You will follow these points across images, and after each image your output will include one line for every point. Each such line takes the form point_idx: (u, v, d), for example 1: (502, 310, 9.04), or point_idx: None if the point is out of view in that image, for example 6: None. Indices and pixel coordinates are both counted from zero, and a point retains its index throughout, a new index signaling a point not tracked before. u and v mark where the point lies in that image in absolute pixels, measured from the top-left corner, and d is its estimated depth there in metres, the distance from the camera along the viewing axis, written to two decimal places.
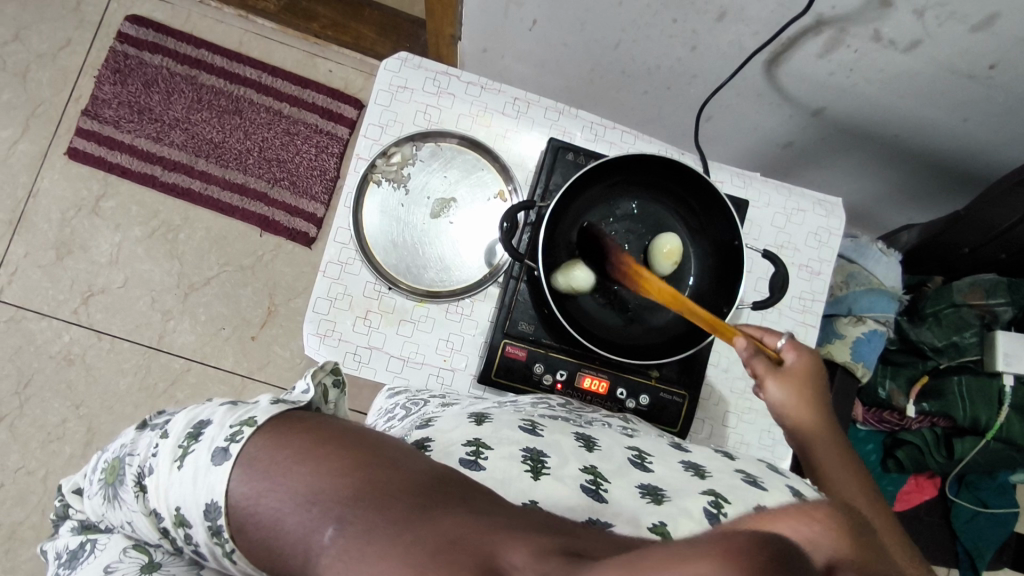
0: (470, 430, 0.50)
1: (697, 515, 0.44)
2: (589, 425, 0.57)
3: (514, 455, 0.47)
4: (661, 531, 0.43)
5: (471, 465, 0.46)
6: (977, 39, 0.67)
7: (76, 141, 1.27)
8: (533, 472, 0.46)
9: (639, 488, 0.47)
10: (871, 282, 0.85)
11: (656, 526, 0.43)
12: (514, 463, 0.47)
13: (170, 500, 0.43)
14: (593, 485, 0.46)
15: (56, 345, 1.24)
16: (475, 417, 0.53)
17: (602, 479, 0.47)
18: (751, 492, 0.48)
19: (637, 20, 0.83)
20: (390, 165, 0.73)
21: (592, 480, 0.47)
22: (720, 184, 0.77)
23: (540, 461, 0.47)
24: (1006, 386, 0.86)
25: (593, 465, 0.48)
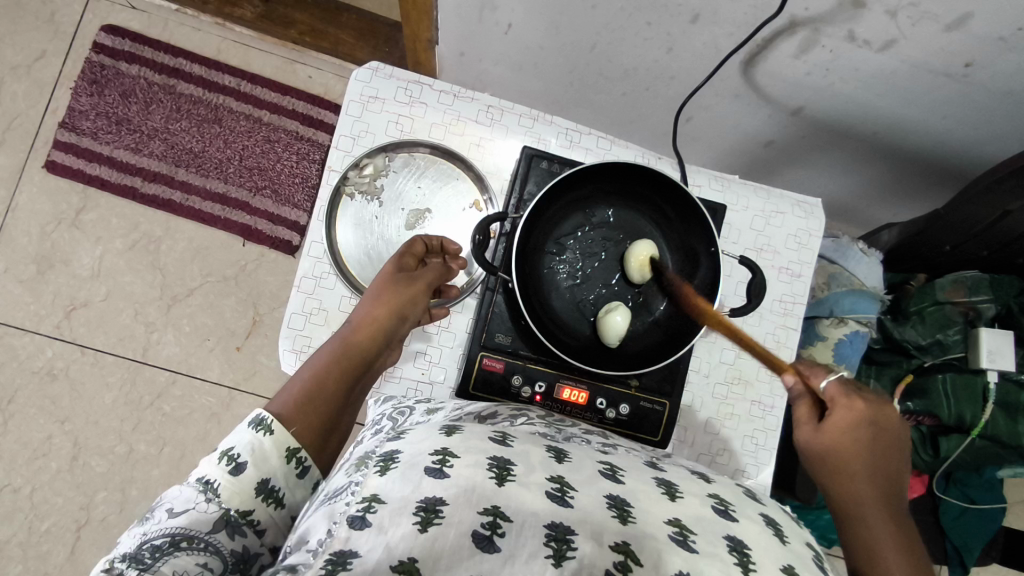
0: (439, 440, 0.47)
1: (662, 539, 0.43)
2: (566, 441, 0.57)
3: (479, 462, 0.45)
4: (624, 550, 0.42)
5: (436, 473, 0.43)
6: (952, 38, 0.66)
7: (53, 154, 1.26)
8: (498, 478, 0.44)
9: (606, 499, 0.46)
10: (852, 283, 0.84)
11: (618, 545, 0.42)
12: (479, 470, 0.44)
13: (178, 500, 0.51)
14: (559, 492, 0.45)
15: (40, 361, 1.23)
16: (447, 428, 0.50)
17: (569, 487, 0.46)
18: (721, 522, 0.46)
19: (613, 23, 0.82)
20: (362, 177, 0.72)
21: (558, 487, 0.45)
22: (697, 189, 0.76)
23: (506, 468, 0.45)
24: (990, 382, 0.85)
25: (561, 475, 0.47)
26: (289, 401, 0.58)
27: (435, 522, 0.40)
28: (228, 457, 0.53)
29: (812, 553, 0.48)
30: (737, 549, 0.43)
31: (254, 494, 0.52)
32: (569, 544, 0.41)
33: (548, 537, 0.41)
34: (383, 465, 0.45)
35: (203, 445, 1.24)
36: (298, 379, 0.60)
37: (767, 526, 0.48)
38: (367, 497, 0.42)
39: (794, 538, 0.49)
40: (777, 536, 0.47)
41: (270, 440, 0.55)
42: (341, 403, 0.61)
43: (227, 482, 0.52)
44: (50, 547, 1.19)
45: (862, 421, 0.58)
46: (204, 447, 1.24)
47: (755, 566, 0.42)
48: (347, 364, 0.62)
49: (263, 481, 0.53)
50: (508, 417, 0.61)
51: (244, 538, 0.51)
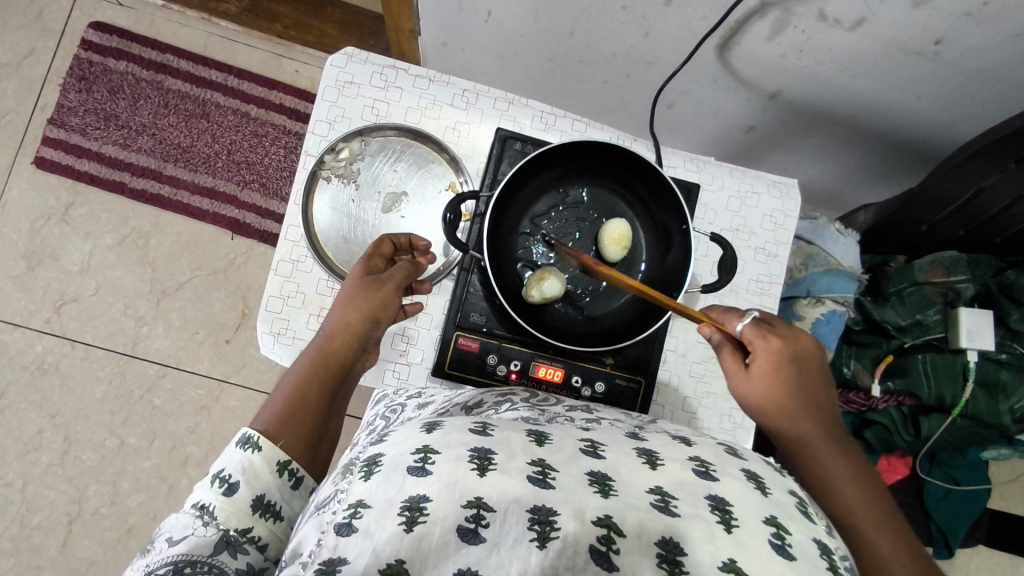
0: (421, 438, 0.43)
1: (644, 508, 0.40)
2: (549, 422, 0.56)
3: (460, 455, 0.41)
4: (606, 523, 0.39)
5: (418, 471, 0.40)
6: (920, 14, 0.67)
7: (43, 150, 1.27)
8: (479, 469, 0.40)
9: (588, 475, 0.42)
10: (829, 263, 0.85)
11: (600, 519, 0.39)
12: (460, 464, 0.40)
13: (177, 528, 0.51)
14: (540, 475, 0.41)
15: (30, 356, 1.24)
16: (427, 426, 0.46)
17: (550, 468, 0.42)
18: (701, 483, 0.43)
19: (588, 9, 0.82)
20: (339, 161, 0.72)
21: (538, 470, 0.41)
22: (673, 170, 0.76)
23: (487, 458, 0.41)
24: (970, 362, 0.86)
25: (541, 457, 0.43)
26: (273, 416, 0.59)
27: (420, 521, 0.37)
28: (221, 479, 0.53)
29: (795, 500, 0.46)
30: (718, 508, 0.41)
31: (250, 511, 0.52)
32: (552, 525, 0.38)
33: (530, 521, 0.38)
34: (366, 470, 0.42)
35: (193, 437, 1.25)
36: (281, 393, 0.61)
37: (748, 480, 0.45)
38: (353, 503, 0.39)
39: (776, 487, 0.46)
40: (758, 489, 0.44)
41: (260, 455, 0.55)
42: (324, 411, 0.61)
43: (222, 504, 0.52)
44: (43, 540, 1.19)
45: (781, 357, 0.59)
46: (195, 439, 1.25)
47: (737, 523, 0.40)
48: (325, 375, 0.62)
49: (258, 497, 0.53)
50: (494, 403, 0.61)
51: (247, 555, 0.51)
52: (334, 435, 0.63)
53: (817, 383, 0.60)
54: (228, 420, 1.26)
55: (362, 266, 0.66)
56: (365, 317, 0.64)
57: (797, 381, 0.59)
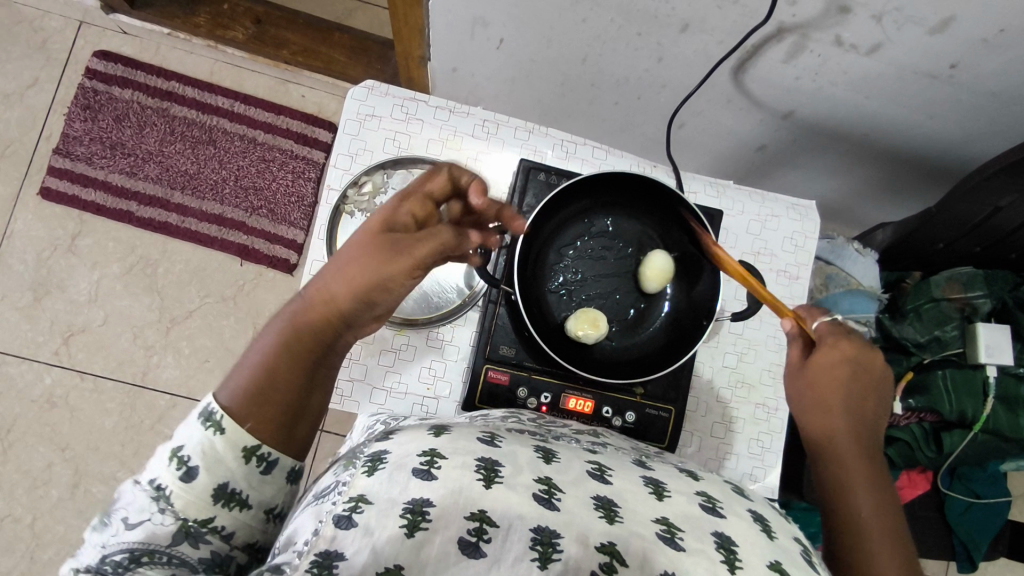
0: (427, 439, 0.43)
1: (649, 538, 0.40)
2: (554, 439, 0.55)
3: (467, 464, 0.41)
4: (609, 550, 0.40)
5: (423, 474, 0.40)
6: (936, 40, 0.68)
7: (48, 180, 1.26)
8: (486, 480, 0.40)
9: (593, 500, 0.42)
10: (850, 283, 0.86)
11: (604, 546, 0.40)
12: (467, 472, 0.40)
13: (132, 508, 0.45)
14: (546, 494, 0.41)
15: (38, 389, 1.22)
16: (434, 428, 0.47)
17: (556, 489, 0.42)
18: (709, 517, 0.43)
19: (603, 35, 0.83)
20: (361, 195, 0.72)
21: (545, 490, 0.41)
22: (694, 196, 0.77)
23: (494, 470, 0.41)
24: (989, 377, 0.87)
25: (548, 476, 0.43)
26: (240, 390, 0.49)
27: (422, 527, 0.38)
28: (179, 459, 0.46)
29: (801, 547, 0.45)
30: (724, 546, 0.41)
31: (211, 502, 0.46)
32: (554, 546, 0.39)
33: (533, 540, 0.39)
34: (369, 465, 0.41)
35: None
36: (249, 361, 0.51)
37: (755, 522, 0.45)
38: (355, 496, 0.39)
39: (782, 534, 0.46)
40: (765, 533, 0.44)
41: (223, 438, 0.47)
42: (301, 391, 0.51)
43: (179, 489, 0.45)
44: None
45: (846, 364, 0.60)
46: None
47: (741, 564, 0.40)
48: (301, 348, 0.51)
49: (220, 485, 0.46)
50: (501, 416, 0.62)
51: (211, 546, 0.46)
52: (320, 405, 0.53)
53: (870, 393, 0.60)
54: None
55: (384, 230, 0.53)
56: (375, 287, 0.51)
57: (855, 390, 0.60)
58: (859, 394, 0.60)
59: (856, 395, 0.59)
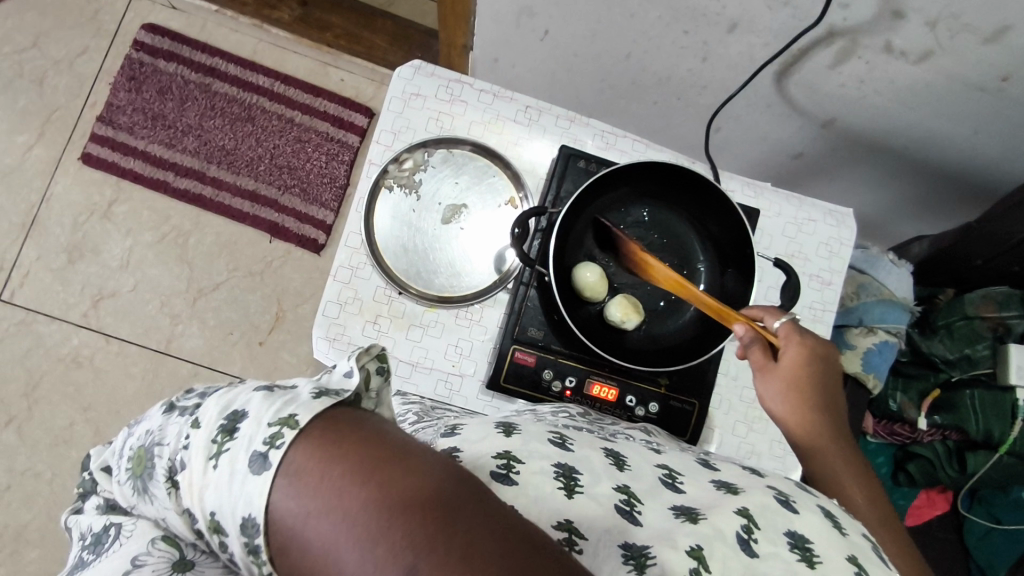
0: (499, 442, 0.44)
1: (729, 540, 0.40)
2: (611, 438, 0.54)
3: (545, 469, 0.42)
4: (698, 555, 0.39)
5: (503, 479, 0.40)
6: (989, 50, 0.67)
7: (90, 146, 1.29)
8: (566, 490, 0.41)
9: (672, 509, 0.42)
10: (882, 293, 0.85)
11: (692, 550, 0.39)
12: (546, 479, 0.41)
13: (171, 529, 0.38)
14: (626, 506, 0.42)
15: (66, 348, 1.25)
16: (503, 427, 0.47)
17: (636, 499, 0.42)
18: (782, 514, 0.43)
19: (648, 31, 0.83)
20: (402, 170, 0.73)
21: (626, 500, 0.42)
22: (730, 194, 0.76)
23: (572, 478, 0.42)
24: (1019, 400, 0.85)
25: (625, 484, 0.43)
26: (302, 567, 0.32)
27: None
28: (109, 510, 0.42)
29: (870, 543, 0.45)
30: (798, 545, 0.41)
31: None
32: (647, 555, 0.39)
33: (624, 556, 0.39)
34: None
35: None
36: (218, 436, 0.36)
37: (825, 516, 0.45)
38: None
39: (851, 528, 0.45)
40: (835, 528, 0.44)
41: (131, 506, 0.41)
42: None
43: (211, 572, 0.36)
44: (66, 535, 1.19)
45: (809, 362, 0.59)
46: None
47: (819, 559, 0.41)
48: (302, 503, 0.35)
49: None
50: (550, 411, 0.63)
51: None
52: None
53: (834, 390, 0.60)
54: None
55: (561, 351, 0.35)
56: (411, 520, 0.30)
57: (822, 387, 0.59)
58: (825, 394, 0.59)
59: (822, 392, 0.59)
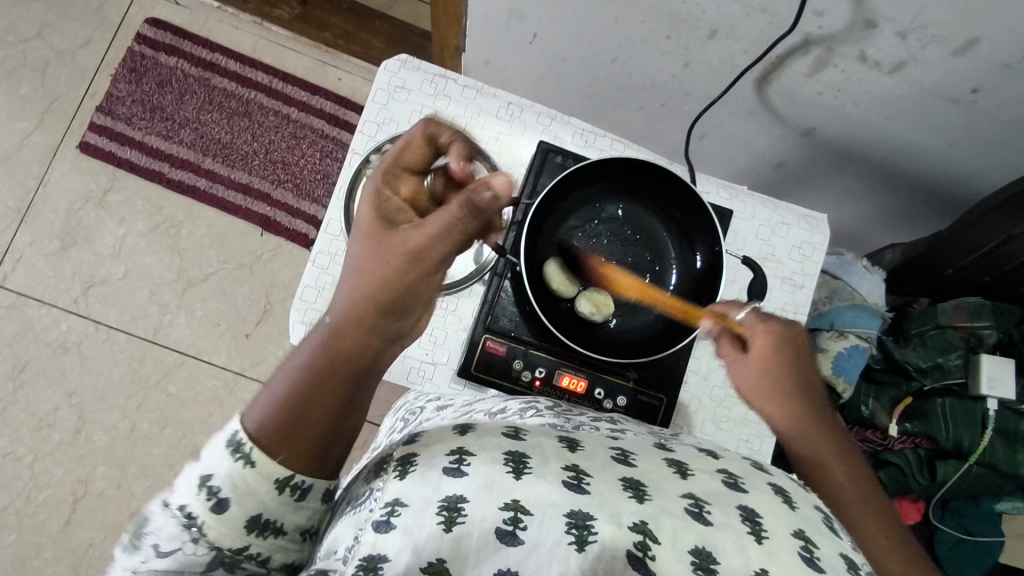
0: (451, 440, 0.44)
1: (679, 514, 0.40)
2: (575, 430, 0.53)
3: (495, 458, 0.41)
4: (642, 529, 0.39)
5: (453, 472, 0.40)
6: (959, 62, 0.69)
7: (88, 135, 1.31)
8: (514, 472, 0.40)
9: (620, 481, 0.42)
10: (855, 298, 0.89)
11: (636, 525, 0.39)
12: (496, 466, 0.41)
13: (163, 535, 0.42)
14: (574, 480, 0.41)
15: (54, 333, 1.26)
16: (459, 427, 0.47)
17: (584, 474, 0.42)
18: (730, 492, 0.43)
19: (633, 37, 0.85)
20: (383, 160, 0.74)
21: (572, 476, 0.41)
22: (706, 195, 0.78)
23: (521, 461, 0.41)
24: (990, 409, 0.88)
25: (575, 462, 0.43)
26: (260, 415, 0.45)
27: (458, 522, 0.38)
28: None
29: (822, 515, 0.45)
30: (749, 518, 0.41)
31: (246, 528, 0.42)
32: (590, 528, 0.38)
33: (568, 524, 0.38)
34: (399, 467, 0.42)
35: (204, 428, 1.26)
36: (271, 394, 0.46)
37: (776, 493, 0.45)
38: (390, 501, 0.40)
39: (804, 503, 0.45)
40: (786, 503, 0.44)
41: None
42: (319, 433, 0.45)
43: (210, 520, 0.42)
44: (45, 518, 1.20)
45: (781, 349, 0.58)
46: (206, 430, 1.25)
47: (767, 534, 0.40)
48: (345, 372, 0.47)
49: (253, 519, 0.43)
50: (519, 407, 0.62)
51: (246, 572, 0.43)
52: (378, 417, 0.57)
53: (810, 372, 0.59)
54: None
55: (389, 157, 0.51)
56: (406, 282, 0.48)
57: (795, 371, 0.58)
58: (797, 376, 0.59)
59: (797, 376, 0.58)
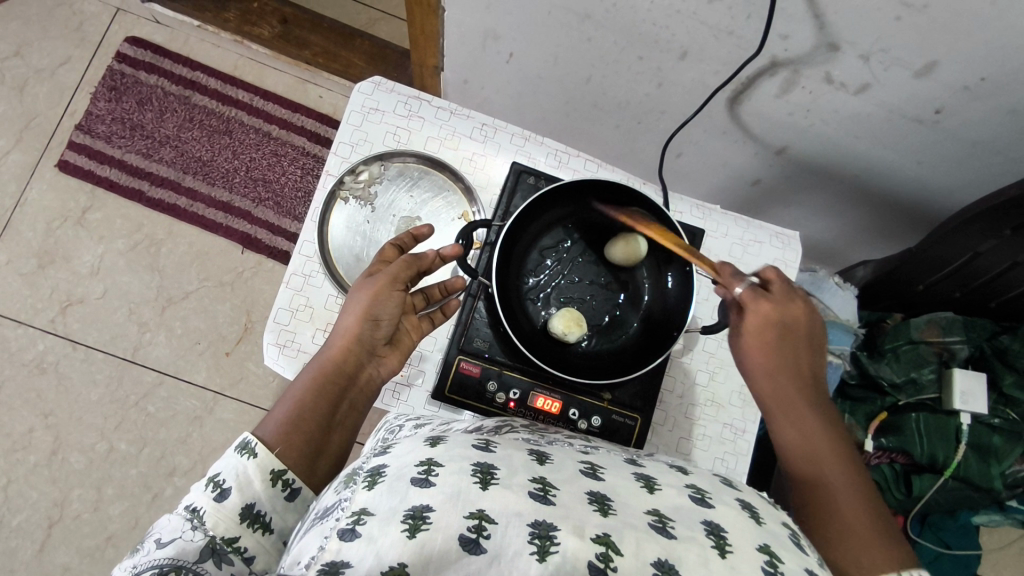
0: (423, 452, 0.44)
1: (642, 528, 0.40)
2: (548, 443, 0.53)
3: (463, 468, 0.41)
4: (605, 541, 0.38)
5: (421, 482, 0.40)
6: (922, 84, 0.70)
7: (67, 154, 1.30)
8: (481, 483, 0.40)
9: (587, 495, 0.42)
10: (828, 315, 0.95)
11: (599, 536, 0.38)
12: (463, 476, 0.40)
13: (166, 530, 0.51)
14: (541, 491, 0.41)
15: (30, 354, 1.24)
16: (430, 439, 0.47)
17: (551, 486, 0.42)
18: (697, 509, 0.43)
19: (606, 58, 0.86)
20: (357, 182, 0.75)
21: (540, 487, 0.41)
22: (678, 215, 0.79)
23: (489, 473, 0.41)
24: (963, 424, 0.89)
25: (542, 475, 0.43)
26: (277, 427, 0.58)
27: (423, 529, 0.37)
28: (215, 483, 0.54)
29: (788, 531, 0.45)
30: (714, 533, 0.41)
31: (238, 520, 0.52)
32: (552, 539, 0.37)
33: (531, 534, 0.37)
34: (369, 479, 0.42)
35: (182, 447, 1.24)
36: (284, 404, 0.60)
37: (743, 508, 0.45)
38: (356, 511, 0.38)
39: (770, 519, 0.45)
40: (753, 518, 0.44)
41: (256, 462, 0.55)
42: (326, 423, 0.60)
43: (212, 509, 0.52)
44: (19, 542, 1.18)
45: (768, 326, 0.61)
46: (184, 450, 1.24)
47: (731, 548, 0.40)
48: (334, 389, 0.61)
49: (248, 505, 0.53)
50: (495, 424, 0.62)
51: (231, 566, 0.51)
52: (356, 420, 0.63)
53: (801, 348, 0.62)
54: (219, 433, 1.25)
55: (392, 241, 0.70)
56: (388, 306, 0.63)
57: (786, 349, 0.61)
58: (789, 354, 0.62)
59: (787, 356, 0.61)
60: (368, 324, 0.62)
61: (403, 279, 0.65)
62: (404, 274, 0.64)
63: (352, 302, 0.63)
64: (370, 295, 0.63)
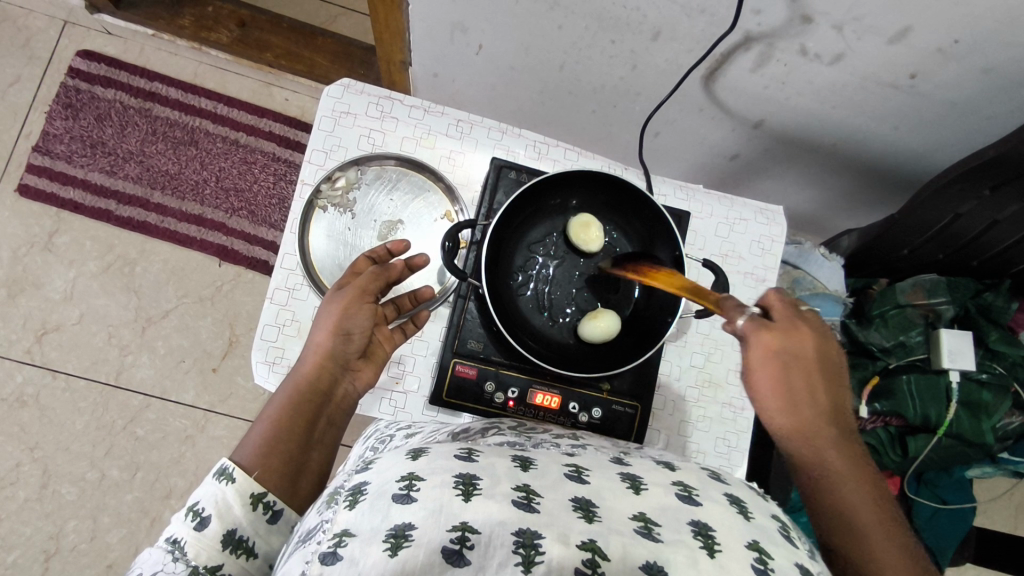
0: (405, 465, 0.43)
1: (627, 534, 0.39)
2: (536, 448, 0.53)
3: (445, 480, 0.40)
4: (591, 547, 0.37)
5: (402, 498, 0.39)
6: (896, 50, 0.70)
7: (27, 177, 1.26)
8: (464, 494, 0.39)
9: (572, 501, 0.41)
10: (817, 287, 0.96)
11: (585, 543, 0.38)
12: (445, 489, 0.39)
13: (147, 565, 0.49)
14: (525, 499, 0.40)
15: (9, 387, 1.21)
16: (412, 452, 0.46)
17: (535, 493, 0.41)
18: (684, 507, 0.43)
19: (578, 42, 0.84)
20: (334, 190, 0.73)
21: (524, 495, 0.40)
22: (663, 198, 0.78)
23: (472, 483, 0.40)
24: (953, 382, 0.93)
25: (526, 482, 0.42)
26: (257, 448, 0.56)
27: (406, 546, 0.36)
28: (194, 511, 0.52)
29: (777, 524, 0.45)
30: (701, 533, 0.40)
31: (221, 547, 0.51)
32: (537, 548, 0.37)
33: (516, 543, 0.37)
34: (351, 498, 0.41)
35: (177, 469, 1.22)
36: (260, 426, 0.59)
37: (730, 504, 0.45)
38: (338, 533, 0.38)
39: (759, 513, 0.45)
40: (741, 514, 0.44)
41: (234, 487, 0.53)
42: (305, 441, 0.59)
43: (193, 539, 0.50)
44: None
45: (776, 361, 0.55)
46: (179, 471, 1.22)
47: (720, 548, 0.39)
48: (309, 407, 0.60)
49: (230, 531, 0.52)
50: (482, 427, 0.62)
51: None
52: (336, 436, 0.62)
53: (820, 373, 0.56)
54: (213, 451, 1.23)
55: (365, 253, 0.70)
56: (359, 318, 0.63)
57: (800, 382, 0.55)
58: (806, 387, 0.56)
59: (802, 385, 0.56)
60: (343, 337, 0.62)
61: (372, 291, 0.64)
62: (374, 286, 0.64)
63: (322, 316, 0.63)
64: (340, 306, 0.62)
